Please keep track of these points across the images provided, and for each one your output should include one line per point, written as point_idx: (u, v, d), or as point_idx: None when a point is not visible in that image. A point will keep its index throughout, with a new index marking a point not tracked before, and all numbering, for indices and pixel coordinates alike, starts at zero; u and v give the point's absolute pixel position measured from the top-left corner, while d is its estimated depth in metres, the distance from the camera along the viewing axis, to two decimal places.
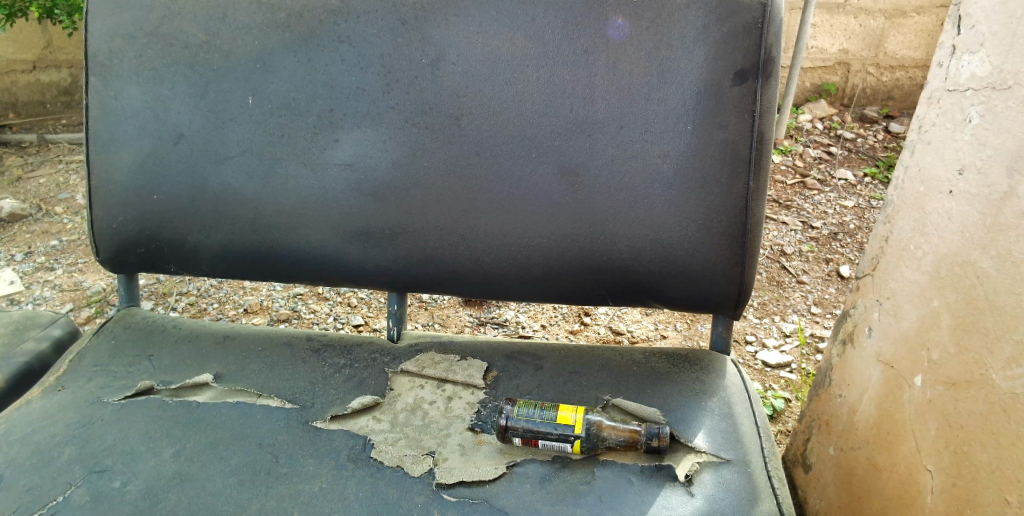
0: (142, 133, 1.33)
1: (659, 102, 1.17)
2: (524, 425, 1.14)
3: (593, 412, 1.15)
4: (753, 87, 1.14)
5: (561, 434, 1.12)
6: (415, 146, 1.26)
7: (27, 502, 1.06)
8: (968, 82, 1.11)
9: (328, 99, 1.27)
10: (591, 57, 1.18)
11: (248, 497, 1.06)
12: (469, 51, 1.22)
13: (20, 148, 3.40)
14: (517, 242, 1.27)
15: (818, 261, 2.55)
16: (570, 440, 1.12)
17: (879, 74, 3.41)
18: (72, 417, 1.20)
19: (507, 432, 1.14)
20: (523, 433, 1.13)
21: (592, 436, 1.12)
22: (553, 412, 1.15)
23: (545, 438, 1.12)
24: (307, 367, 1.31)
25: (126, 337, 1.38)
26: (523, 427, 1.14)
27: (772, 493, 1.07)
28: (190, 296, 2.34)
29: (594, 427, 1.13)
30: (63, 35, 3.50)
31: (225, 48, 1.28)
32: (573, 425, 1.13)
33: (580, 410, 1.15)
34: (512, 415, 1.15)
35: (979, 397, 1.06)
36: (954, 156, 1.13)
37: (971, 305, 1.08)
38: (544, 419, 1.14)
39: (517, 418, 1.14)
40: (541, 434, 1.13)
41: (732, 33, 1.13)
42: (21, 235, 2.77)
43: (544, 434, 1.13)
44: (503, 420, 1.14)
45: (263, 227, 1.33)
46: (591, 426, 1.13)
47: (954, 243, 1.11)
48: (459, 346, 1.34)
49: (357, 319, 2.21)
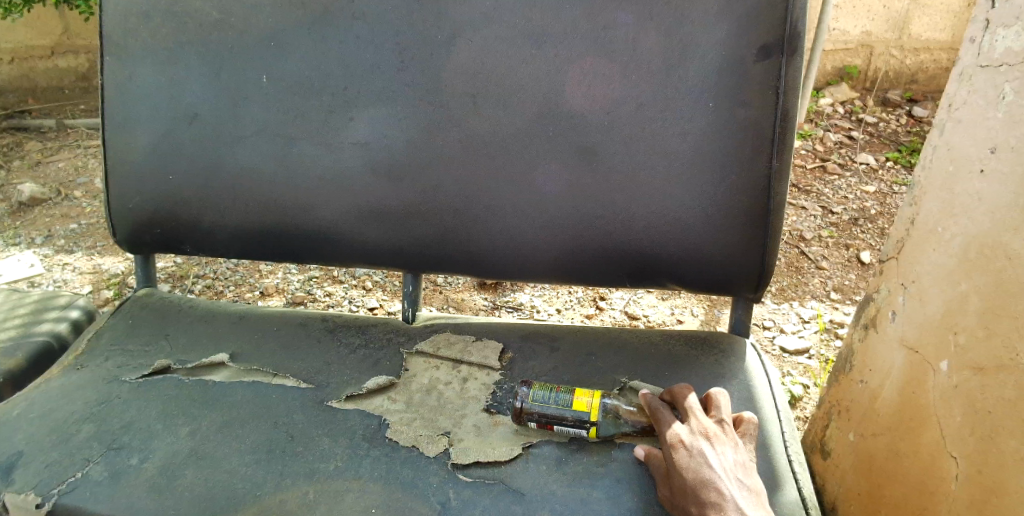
0: (157, 113, 1.32)
1: (679, 79, 1.15)
2: (539, 410, 1.12)
3: (610, 397, 1.13)
4: (777, 63, 1.11)
5: (577, 419, 1.10)
6: (432, 125, 1.25)
7: (45, 478, 1.07)
8: (1003, 58, 1.07)
9: (344, 77, 1.26)
10: (610, 32, 1.16)
11: (264, 475, 1.06)
12: (486, 28, 1.19)
13: (40, 133, 3.42)
14: (534, 222, 1.25)
15: (838, 247, 2.51)
16: (586, 425, 1.09)
17: (903, 56, 3.34)
18: (90, 395, 1.20)
19: (522, 418, 1.13)
20: (538, 417, 1.12)
21: (609, 421, 1.10)
22: (569, 397, 1.12)
23: (560, 423, 1.10)
24: (322, 347, 1.30)
25: (143, 317, 1.38)
26: (538, 412, 1.12)
27: (794, 478, 1.06)
28: (207, 279, 2.35)
29: (610, 412, 1.10)
30: (81, 20, 3.51)
31: (238, 26, 1.27)
32: (589, 410, 1.10)
33: (596, 394, 1.13)
34: (527, 400, 1.13)
35: (1008, 383, 1.04)
36: (986, 135, 1.10)
37: (1002, 289, 1.05)
38: (559, 404, 1.12)
39: (532, 403, 1.12)
40: (556, 420, 1.11)
41: (756, 7, 1.10)
42: (41, 218, 2.79)
43: (560, 419, 1.11)
44: (518, 403, 1.13)
45: (279, 207, 1.32)
46: (608, 412, 1.10)
47: (984, 224, 1.09)
48: (474, 328, 1.33)
49: (372, 302, 2.21)
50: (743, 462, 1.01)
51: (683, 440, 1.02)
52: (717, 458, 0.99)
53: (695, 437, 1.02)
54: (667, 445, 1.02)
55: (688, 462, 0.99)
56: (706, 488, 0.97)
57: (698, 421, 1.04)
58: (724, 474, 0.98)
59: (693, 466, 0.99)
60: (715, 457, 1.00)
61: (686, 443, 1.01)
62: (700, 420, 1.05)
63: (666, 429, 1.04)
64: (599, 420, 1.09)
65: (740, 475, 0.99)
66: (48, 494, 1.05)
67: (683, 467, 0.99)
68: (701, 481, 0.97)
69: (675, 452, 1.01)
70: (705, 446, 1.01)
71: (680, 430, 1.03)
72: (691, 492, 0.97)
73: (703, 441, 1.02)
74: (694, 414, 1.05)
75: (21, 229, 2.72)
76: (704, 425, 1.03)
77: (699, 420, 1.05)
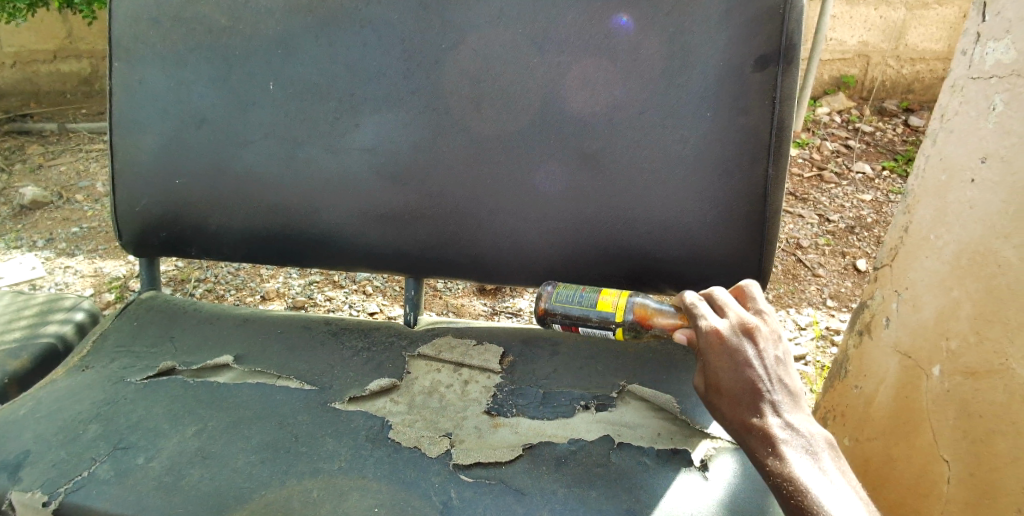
0: (166, 117, 1.34)
1: (679, 88, 1.17)
2: (561, 311, 1.19)
3: (637, 297, 1.17)
4: (774, 73, 1.13)
5: (600, 320, 1.17)
6: (436, 131, 1.27)
7: (54, 476, 1.08)
8: (993, 70, 1.10)
9: (350, 83, 1.28)
10: (612, 41, 1.18)
11: (269, 474, 1.08)
12: (490, 36, 1.22)
13: (42, 137, 3.44)
14: (536, 227, 1.27)
15: (834, 254, 2.54)
16: (612, 328, 1.16)
17: (899, 66, 3.37)
18: (97, 395, 1.22)
19: (547, 318, 1.20)
20: (562, 319, 1.19)
21: (633, 320, 1.15)
22: (591, 297, 1.18)
23: (585, 325, 1.18)
24: (325, 349, 1.32)
25: (148, 319, 1.40)
26: (561, 313, 1.19)
27: None
28: (208, 283, 2.36)
29: (636, 314, 1.15)
30: (84, 25, 3.54)
31: (246, 32, 1.29)
32: (614, 311, 1.16)
33: (617, 291, 1.18)
34: (549, 303, 1.20)
35: (999, 387, 1.08)
36: (977, 144, 1.12)
37: (992, 295, 1.08)
38: (581, 306, 1.18)
39: (554, 306, 1.19)
40: (580, 322, 1.18)
41: (755, 18, 1.12)
42: (43, 221, 2.81)
43: (583, 321, 1.17)
44: (543, 304, 1.20)
45: (285, 211, 1.34)
46: (631, 310, 1.15)
47: (975, 232, 1.11)
48: (475, 332, 1.35)
49: (372, 306, 2.23)
50: (783, 356, 1.00)
51: (726, 336, 0.99)
52: (761, 357, 0.98)
53: (738, 334, 0.99)
54: (707, 341, 1.00)
55: (730, 361, 0.98)
56: (747, 387, 0.96)
57: (737, 317, 1.01)
58: (767, 374, 0.97)
59: (736, 365, 0.97)
60: (759, 356, 0.98)
61: (729, 340, 0.99)
62: (742, 315, 1.01)
63: (705, 323, 1.01)
64: (623, 322, 1.15)
65: (781, 371, 0.98)
66: (55, 492, 1.06)
67: (725, 366, 0.98)
68: (745, 381, 0.97)
69: (717, 351, 0.99)
70: (745, 342, 0.99)
71: (721, 325, 1.00)
72: (732, 391, 0.97)
73: (744, 337, 0.99)
74: (731, 310, 1.03)
75: (22, 232, 2.74)
76: (748, 322, 1.00)
77: (740, 316, 1.01)
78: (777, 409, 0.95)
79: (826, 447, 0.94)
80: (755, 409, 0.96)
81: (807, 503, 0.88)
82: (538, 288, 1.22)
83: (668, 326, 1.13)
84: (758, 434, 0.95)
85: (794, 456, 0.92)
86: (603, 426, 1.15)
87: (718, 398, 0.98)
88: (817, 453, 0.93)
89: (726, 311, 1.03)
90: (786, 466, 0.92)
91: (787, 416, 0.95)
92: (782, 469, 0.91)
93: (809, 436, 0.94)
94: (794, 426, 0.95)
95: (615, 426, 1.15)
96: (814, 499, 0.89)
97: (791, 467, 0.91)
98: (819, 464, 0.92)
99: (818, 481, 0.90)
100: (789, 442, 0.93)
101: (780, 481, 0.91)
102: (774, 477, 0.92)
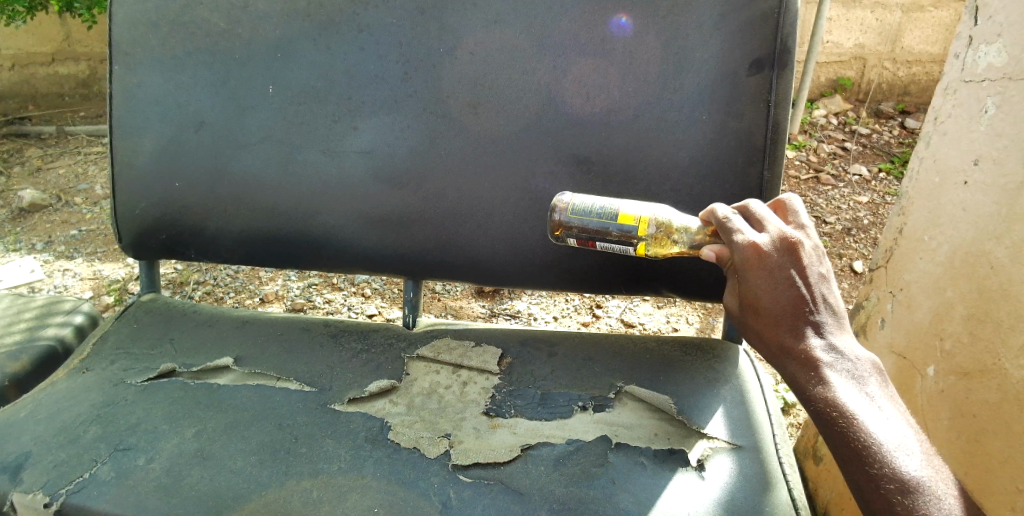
0: (165, 120, 1.35)
1: (675, 92, 1.19)
2: (578, 226, 1.13)
3: (661, 210, 1.11)
4: (769, 77, 1.14)
5: (621, 234, 1.12)
6: (434, 134, 1.28)
7: (55, 477, 1.09)
8: (985, 73, 1.11)
9: (348, 87, 1.29)
10: (608, 45, 1.19)
11: (269, 475, 1.09)
12: (487, 40, 1.23)
13: (41, 140, 3.44)
14: (534, 230, 1.29)
15: (831, 256, 2.55)
16: (632, 243, 1.11)
17: (895, 68, 3.39)
18: (98, 397, 1.22)
19: (561, 233, 1.15)
20: (578, 234, 1.14)
21: (656, 236, 1.10)
22: (611, 210, 1.12)
23: (602, 240, 1.13)
24: (325, 351, 1.33)
25: (148, 321, 1.41)
26: (578, 227, 1.14)
27: (784, 479, 1.09)
28: (207, 285, 2.37)
29: (660, 229, 1.10)
30: (83, 28, 3.55)
31: (245, 37, 1.30)
32: (636, 224, 1.10)
33: (640, 204, 1.12)
34: (565, 215, 1.14)
35: (992, 387, 1.09)
36: (969, 146, 1.13)
37: (984, 297, 1.10)
38: (600, 219, 1.12)
39: (571, 218, 1.14)
40: (598, 237, 1.13)
41: (750, 22, 1.14)
42: (41, 224, 2.81)
43: (602, 235, 1.12)
44: (559, 217, 1.15)
45: (284, 214, 1.35)
46: (654, 224, 1.10)
47: (968, 233, 1.13)
48: (473, 334, 1.36)
49: (371, 309, 2.24)
50: (826, 273, 0.96)
51: (766, 252, 0.96)
52: (803, 275, 0.95)
53: (780, 251, 0.96)
54: (745, 257, 0.96)
55: (769, 278, 0.95)
56: (787, 306, 0.94)
57: (778, 231, 0.98)
58: (808, 294, 0.94)
59: (776, 283, 0.94)
60: (801, 273, 0.95)
61: (770, 256, 0.95)
62: (783, 229, 0.98)
63: (744, 239, 0.98)
64: (645, 235, 1.10)
65: (823, 289, 0.95)
66: (56, 493, 1.07)
67: (765, 284, 0.95)
68: (785, 300, 0.94)
69: (755, 268, 0.95)
70: (787, 257, 0.95)
71: (761, 241, 0.97)
72: (771, 309, 0.94)
73: (786, 251, 0.96)
74: (772, 224, 0.99)
75: (21, 235, 2.74)
76: (790, 236, 0.96)
77: (781, 230, 0.98)
78: (819, 330, 0.93)
79: (871, 369, 0.92)
80: (796, 329, 0.93)
81: (850, 427, 0.87)
82: (553, 199, 1.16)
83: (694, 243, 1.10)
84: (797, 355, 0.92)
85: (836, 379, 0.90)
86: (601, 427, 1.16)
87: (755, 317, 0.96)
88: (861, 377, 0.90)
89: (765, 225, 1.00)
90: (828, 389, 0.89)
91: (831, 338, 0.93)
92: (823, 392, 0.89)
93: (852, 358, 0.92)
94: (837, 348, 0.92)
95: (613, 426, 1.16)
96: (858, 422, 0.87)
97: (834, 390, 0.89)
98: (863, 388, 0.90)
99: (861, 404, 0.88)
100: (831, 365, 0.91)
101: (820, 403, 0.89)
102: (814, 400, 0.90)
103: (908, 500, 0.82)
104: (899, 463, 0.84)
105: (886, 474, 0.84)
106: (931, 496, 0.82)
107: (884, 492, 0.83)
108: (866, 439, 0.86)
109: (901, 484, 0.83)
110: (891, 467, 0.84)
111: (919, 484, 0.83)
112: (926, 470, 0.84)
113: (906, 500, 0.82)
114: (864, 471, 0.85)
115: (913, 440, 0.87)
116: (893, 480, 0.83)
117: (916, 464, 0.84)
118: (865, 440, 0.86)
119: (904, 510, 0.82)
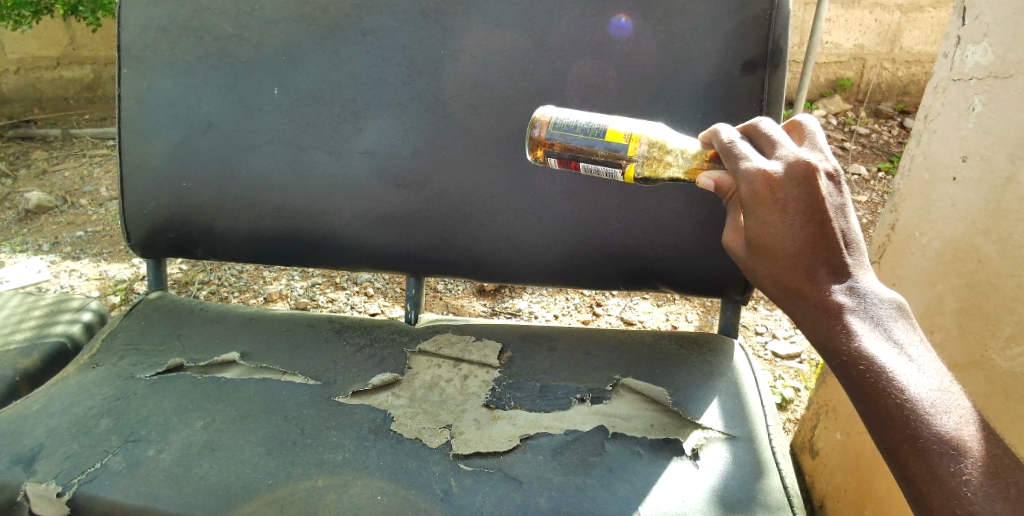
0: (175, 122, 1.38)
1: (671, 93, 1.22)
2: (561, 142, 1.13)
3: (653, 131, 1.09)
4: (762, 77, 1.18)
5: (608, 153, 1.10)
6: (436, 135, 1.31)
7: (68, 468, 1.12)
8: (972, 72, 1.14)
9: (353, 89, 1.32)
10: (607, 48, 1.22)
11: (276, 465, 1.12)
12: (488, 43, 1.26)
13: (46, 142, 3.48)
14: (533, 227, 1.32)
15: None
16: (622, 166, 1.10)
17: (894, 68, 3.42)
18: (109, 391, 1.25)
19: (542, 151, 1.15)
20: (559, 154, 1.14)
21: (648, 156, 1.09)
22: (598, 127, 1.11)
23: (585, 162, 1.12)
24: (329, 346, 1.36)
25: (157, 319, 1.44)
26: (560, 144, 1.13)
27: (776, 467, 1.11)
28: (212, 285, 2.40)
29: (648, 151, 1.09)
30: (87, 32, 3.60)
31: (254, 41, 1.33)
32: (625, 144, 1.09)
33: (630, 122, 1.11)
34: (547, 131, 1.14)
35: (980, 378, 1.12)
36: (959, 144, 1.16)
37: (974, 289, 1.13)
38: (585, 136, 1.12)
39: (553, 135, 1.13)
40: (582, 155, 1.12)
41: (743, 25, 1.17)
42: (48, 226, 2.84)
43: (587, 152, 1.12)
44: (543, 135, 1.14)
45: (291, 213, 1.38)
46: (645, 143, 1.09)
47: (958, 228, 1.16)
48: (475, 329, 1.39)
49: (374, 308, 2.27)
50: (840, 205, 0.91)
51: (778, 183, 0.89)
52: (820, 206, 0.88)
53: (796, 180, 0.88)
54: (755, 190, 0.90)
55: (782, 214, 0.89)
56: (802, 244, 0.89)
57: (794, 157, 0.91)
58: (828, 230, 0.89)
59: (792, 221, 0.89)
60: (819, 206, 0.88)
61: (784, 188, 0.88)
62: (797, 155, 0.91)
63: (754, 168, 0.91)
64: (634, 156, 1.09)
65: (841, 224, 0.91)
66: (69, 483, 1.11)
67: (779, 222, 0.89)
68: (801, 239, 0.89)
69: (768, 203, 0.89)
70: (802, 185, 0.88)
71: (773, 170, 0.90)
72: (784, 249, 0.89)
73: (803, 178, 0.88)
74: (785, 150, 0.93)
75: (27, 236, 2.77)
76: (806, 161, 0.89)
77: (795, 155, 0.91)
78: (842, 275, 0.89)
79: (896, 313, 0.89)
80: (815, 275, 0.89)
81: (881, 384, 0.84)
82: (536, 114, 1.15)
83: (690, 166, 1.07)
84: (818, 304, 0.89)
85: (862, 328, 0.87)
86: (599, 418, 1.18)
87: (768, 259, 0.91)
88: (887, 324, 0.88)
89: (776, 150, 0.94)
90: (855, 340, 0.87)
91: (856, 281, 0.90)
92: (851, 346, 0.87)
93: (877, 303, 0.89)
94: (860, 293, 0.89)
95: (611, 417, 1.18)
96: (889, 377, 0.84)
97: (860, 342, 0.87)
98: (889, 335, 0.87)
99: (891, 357, 0.86)
100: (855, 312, 0.88)
101: (847, 357, 0.87)
102: (840, 353, 0.88)
103: (947, 461, 0.81)
104: (936, 421, 0.82)
105: (924, 433, 0.82)
106: (970, 455, 0.81)
107: (923, 453, 0.82)
108: (900, 395, 0.84)
109: (939, 444, 0.82)
110: (928, 426, 0.82)
111: (957, 442, 0.82)
112: (964, 427, 0.82)
113: (946, 462, 0.81)
114: (898, 430, 0.83)
115: (947, 392, 0.85)
116: (932, 441, 0.82)
117: (952, 421, 0.83)
118: (899, 397, 0.84)
119: (945, 472, 0.81)
